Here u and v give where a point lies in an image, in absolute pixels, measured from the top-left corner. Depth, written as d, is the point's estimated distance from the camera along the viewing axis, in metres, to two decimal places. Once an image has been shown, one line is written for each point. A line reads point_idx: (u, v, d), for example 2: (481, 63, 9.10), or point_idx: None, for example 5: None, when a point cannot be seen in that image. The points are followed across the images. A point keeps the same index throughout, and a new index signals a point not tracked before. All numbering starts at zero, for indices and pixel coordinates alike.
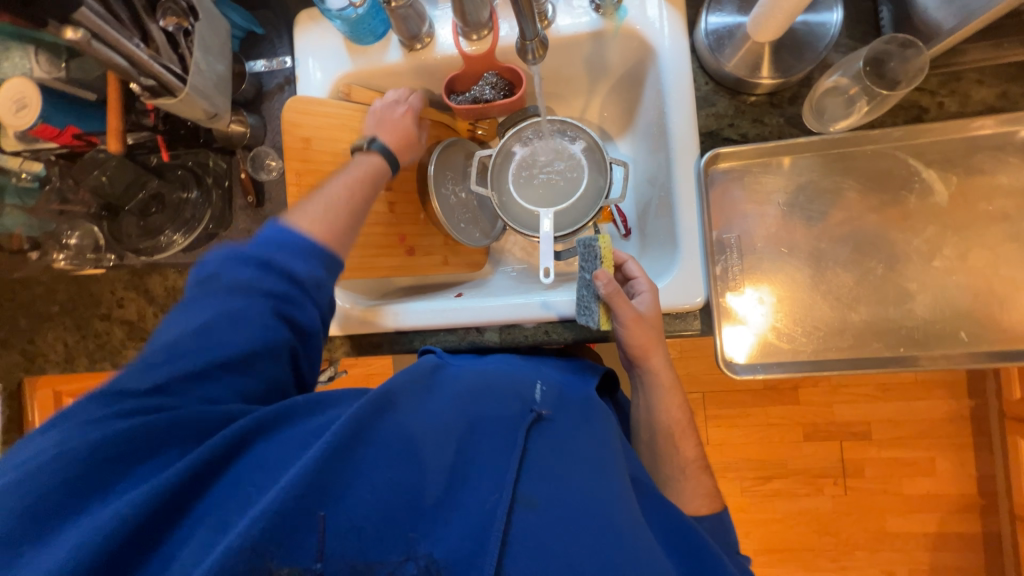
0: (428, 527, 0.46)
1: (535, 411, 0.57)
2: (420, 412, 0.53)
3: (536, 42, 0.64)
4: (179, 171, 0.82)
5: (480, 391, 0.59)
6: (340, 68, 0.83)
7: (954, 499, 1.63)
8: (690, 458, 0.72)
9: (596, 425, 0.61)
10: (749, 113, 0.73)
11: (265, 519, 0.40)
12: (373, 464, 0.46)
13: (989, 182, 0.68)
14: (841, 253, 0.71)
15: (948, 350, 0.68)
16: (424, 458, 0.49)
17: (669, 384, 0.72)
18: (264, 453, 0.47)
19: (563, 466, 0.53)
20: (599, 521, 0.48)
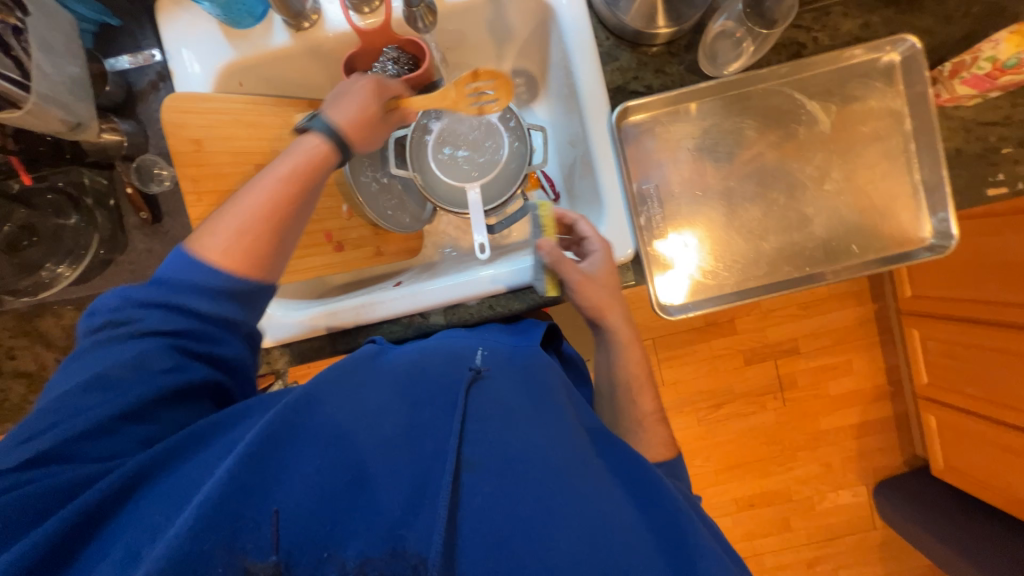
0: (377, 500, 0.46)
1: (473, 371, 0.58)
2: (353, 397, 0.53)
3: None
4: (49, 194, 0.72)
5: (416, 372, 0.59)
6: (221, 57, 0.75)
7: (869, 390, 1.88)
8: (648, 411, 0.74)
9: (537, 378, 0.62)
10: (651, 65, 0.75)
11: (201, 521, 0.40)
12: (307, 459, 0.47)
13: (861, 107, 0.75)
14: (748, 189, 0.76)
15: (845, 263, 0.76)
16: (359, 441, 0.49)
17: (627, 340, 0.74)
18: (183, 474, 0.45)
19: (505, 420, 0.53)
20: (540, 465, 0.49)
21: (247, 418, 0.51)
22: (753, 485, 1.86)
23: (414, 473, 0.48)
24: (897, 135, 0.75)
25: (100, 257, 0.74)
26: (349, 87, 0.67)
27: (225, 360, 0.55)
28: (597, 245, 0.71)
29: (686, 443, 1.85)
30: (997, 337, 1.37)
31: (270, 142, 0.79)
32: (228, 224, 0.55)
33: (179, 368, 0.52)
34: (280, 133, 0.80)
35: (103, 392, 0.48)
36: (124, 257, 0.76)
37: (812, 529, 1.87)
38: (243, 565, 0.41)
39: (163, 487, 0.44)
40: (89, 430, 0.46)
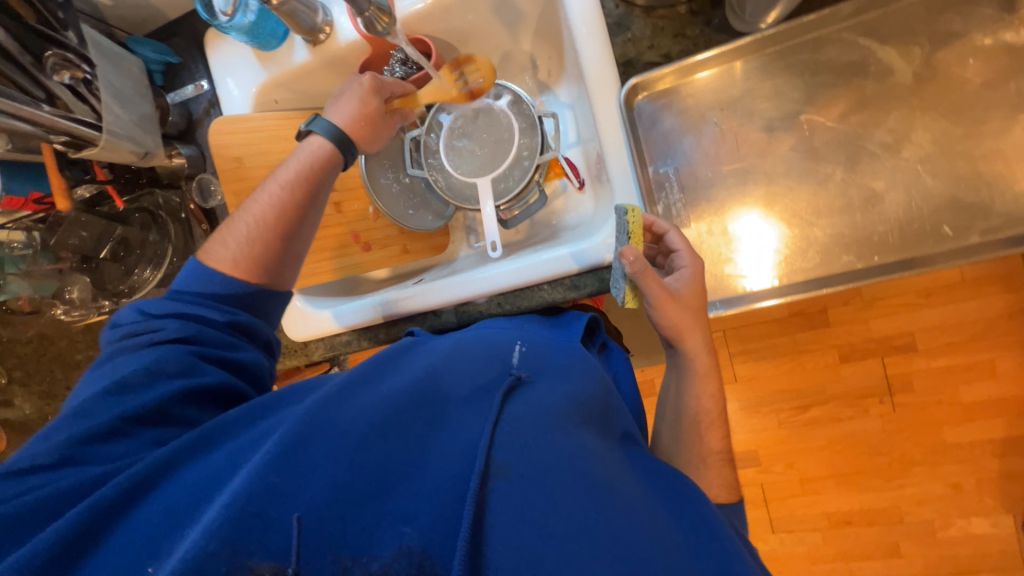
0: (401, 509, 0.39)
1: (513, 375, 0.51)
2: (378, 390, 0.48)
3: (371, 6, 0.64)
4: (138, 214, 0.87)
5: (449, 365, 0.53)
6: (255, 80, 0.83)
7: (1020, 399, 1.49)
8: (714, 450, 0.66)
9: (577, 385, 0.55)
10: (669, 29, 0.65)
11: (225, 517, 0.37)
12: (326, 455, 0.41)
13: (963, 46, 0.57)
14: (794, 165, 0.64)
15: (935, 250, 0.60)
16: (391, 440, 0.43)
17: (705, 373, 0.67)
18: (204, 467, 0.42)
19: (545, 427, 0.46)
20: (583, 484, 0.42)
21: (276, 410, 0.47)
22: (850, 500, 1.60)
23: (446, 481, 0.41)
24: (1016, 79, 0.56)
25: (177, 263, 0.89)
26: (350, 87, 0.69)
27: (241, 365, 0.56)
28: (686, 258, 0.63)
29: (764, 447, 1.64)
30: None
31: None
32: (237, 233, 0.61)
33: (197, 371, 0.52)
34: None
35: (120, 397, 0.48)
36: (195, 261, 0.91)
37: (931, 558, 1.56)
38: (249, 565, 0.35)
39: (177, 482, 0.41)
40: (101, 431, 0.45)
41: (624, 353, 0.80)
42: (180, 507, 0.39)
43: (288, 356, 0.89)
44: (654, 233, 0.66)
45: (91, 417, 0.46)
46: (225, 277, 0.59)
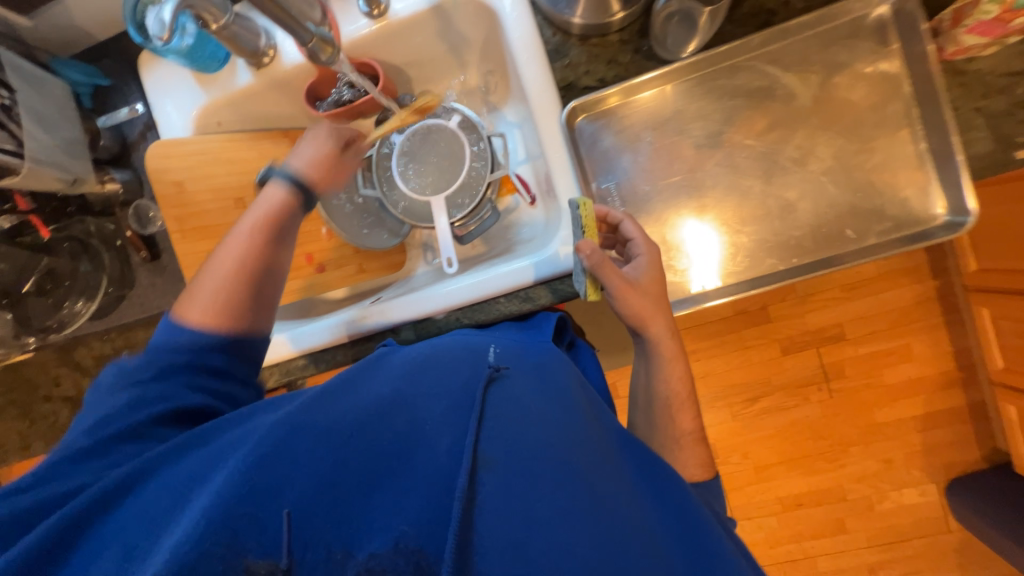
0: (389, 501, 0.41)
1: (491, 368, 0.53)
2: (361, 391, 0.49)
3: (315, 42, 0.64)
4: (67, 243, 0.82)
5: (428, 361, 0.54)
6: (195, 103, 0.81)
7: (935, 378, 1.67)
8: (687, 430, 0.68)
9: (552, 376, 0.58)
10: (602, 56, 0.71)
11: (211, 520, 0.37)
12: (313, 456, 0.42)
13: (851, 74, 0.66)
14: (720, 179, 0.70)
15: (842, 251, 0.68)
16: (373, 437, 0.44)
17: (671, 358, 0.68)
18: (181, 473, 0.42)
19: (523, 415, 0.49)
20: (561, 464, 0.46)
21: (252, 418, 0.47)
22: (801, 482, 1.72)
23: (432, 473, 0.43)
24: (895, 101, 0.65)
25: (112, 294, 0.84)
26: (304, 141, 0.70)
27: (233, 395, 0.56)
28: (642, 246, 0.67)
29: (721, 439, 1.73)
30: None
31: (247, 175, 0.85)
32: (202, 288, 0.59)
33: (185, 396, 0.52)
34: (257, 165, 0.86)
35: (104, 422, 0.47)
36: (133, 292, 0.85)
37: (872, 530, 1.70)
38: (242, 565, 0.37)
39: (156, 485, 0.41)
40: (83, 452, 0.44)
41: (590, 349, 0.84)
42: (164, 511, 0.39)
43: None
44: (610, 228, 0.72)
45: (77, 440, 0.46)
46: (196, 331, 0.56)
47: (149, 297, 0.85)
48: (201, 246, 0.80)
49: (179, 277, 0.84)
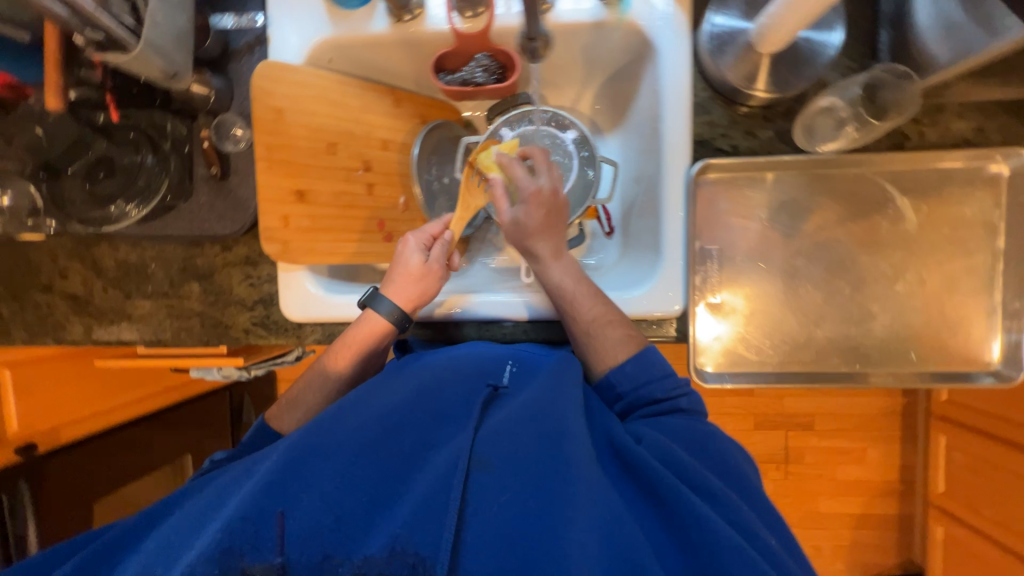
0: (390, 516, 0.54)
1: (491, 389, 0.65)
2: (370, 411, 0.62)
3: (539, 41, 0.72)
4: (131, 133, 0.74)
5: (437, 382, 0.65)
6: (318, 32, 0.77)
7: (877, 484, 1.80)
8: (618, 353, 0.71)
9: (564, 383, 0.64)
10: (742, 125, 0.73)
11: (241, 515, 0.53)
12: (329, 473, 0.56)
13: (956, 214, 0.71)
14: (814, 272, 0.73)
15: (900, 369, 0.73)
16: (378, 450, 0.58)
17: (569, 294, 0.72)
18: (241, 474, 0.62)
19: (512, 430, 0.58)
20: (547, 469, 0.55)
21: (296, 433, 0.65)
22: None
23: (424, 492, 0.54)
24: (986, 250, 0.70)
25: (165, 202, 0.76)
26: (402, 264, 0.74)
27: None
28: (524, 186, 0.71)
29: None
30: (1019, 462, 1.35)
31: (346, 123, 0.81)
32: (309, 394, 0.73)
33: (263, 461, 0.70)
34: (358, 115, 0.82)
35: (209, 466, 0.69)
36: (186, 205, 0.79)
37: None
38: (243, 563, 0.52)
39: (209, 493, 0.61)
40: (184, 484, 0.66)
41: None
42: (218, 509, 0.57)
43: (279, 333, 0.81)
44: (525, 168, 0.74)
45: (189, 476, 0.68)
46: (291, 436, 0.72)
47: (203, 215, 0.79)
48: (281, 181, 0.74)
49: (245, 206, 0.78)
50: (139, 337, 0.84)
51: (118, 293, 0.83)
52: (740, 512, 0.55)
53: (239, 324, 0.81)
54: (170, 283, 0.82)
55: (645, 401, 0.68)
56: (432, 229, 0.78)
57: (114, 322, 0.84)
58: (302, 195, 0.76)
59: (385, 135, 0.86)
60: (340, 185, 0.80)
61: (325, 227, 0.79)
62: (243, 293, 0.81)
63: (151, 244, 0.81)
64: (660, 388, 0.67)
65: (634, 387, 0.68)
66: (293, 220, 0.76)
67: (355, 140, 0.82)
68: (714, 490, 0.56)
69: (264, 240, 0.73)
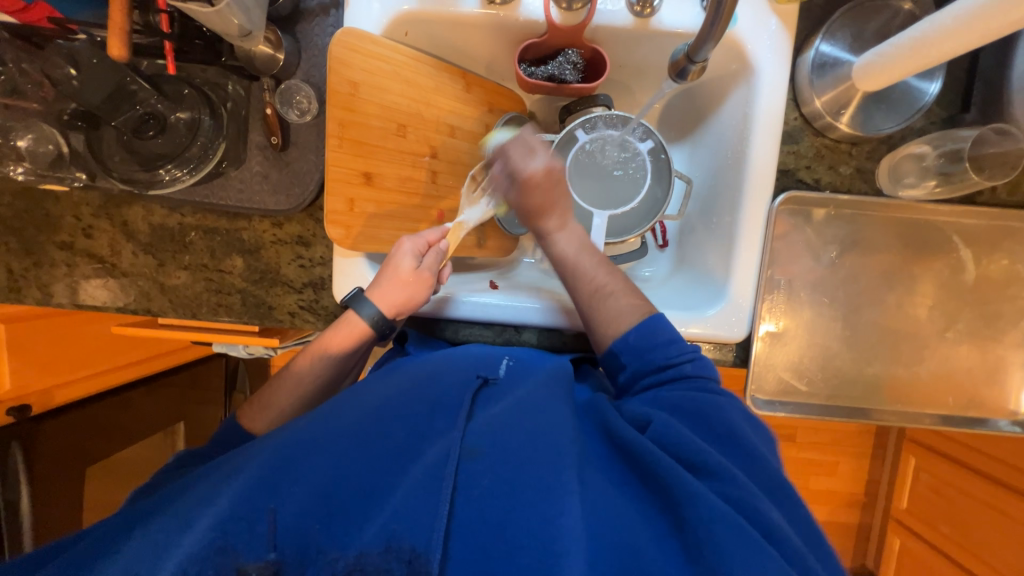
0: (375, 511, 0.48)
1: (480, 378, 0.63)
2: (361, 404, 0.59)
3: (698, 65, 0.63)
4: (186, 89, 0.68)
5: (426, 375, 0.63)
6: (401, 3, 0.71)
7: (845, 495, 1.88)
8: (629, 314, 0.66)
9: (552, 380, 0.63)
10: (827, 159, 0.73)
11: (220, 516, 0.47)
12: (312, 464, 0.51)
13: (1013, 271, 0.74)
14: (873, 312, 0.76)
15: (938, 411, 0.76)
16: (368, 441, 0.54)
17: (573, 262, 0.71)
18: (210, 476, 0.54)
19: (505, 419, 0.55)
20: (540, 456, 0.51)
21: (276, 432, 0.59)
22: None
23: (414, 479, 0.50)
24: None
25: (217, 168, 0.71)
26: (392, 267, 0.68)
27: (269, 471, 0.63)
28: (522, 169, 0.71)
29: None
30: (980, 487, 1.48)
31: (417, 104, 0.75)
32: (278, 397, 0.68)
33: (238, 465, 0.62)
34: (430, 97, 0.77)
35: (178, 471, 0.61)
36: (236, 173, 0.73)
37: None
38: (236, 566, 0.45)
39: (176, 495, 0.53)
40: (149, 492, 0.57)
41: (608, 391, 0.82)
42: (187, 506, 0.50)
43: (326, 320, 0.77)
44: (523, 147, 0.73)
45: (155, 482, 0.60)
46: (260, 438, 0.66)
47: (255, 187, 0.73)
48: (350, 162, 0.70)
49: (304, 182, 0.73)
50: (170, 310, 0.77)
51: (149, 259, 0.76)
52: (736, 485, 0.49)
53: (284, 306, 0.77)
54: (211, 255, 0.76)
55: (649, 368, 0.63)
56: (428, 234, 0.72)
57: (142, 290, 0.77)
58: (369, 178, 0.72)
59: (453, 120, 0.81)
60: (406, 170, 0.76)
61: (388, 214, 0.75)
62: (292, 274, 0.76)
63: (192, 210, 0.75)
64: (664, 355, 0.63)
65: (639, 356, 0.64)
66: (359, 205, 0.71)
67: (425, 124, 0.77)
68: (709, 465, 0.51)
69: (328, 223, 0.70)
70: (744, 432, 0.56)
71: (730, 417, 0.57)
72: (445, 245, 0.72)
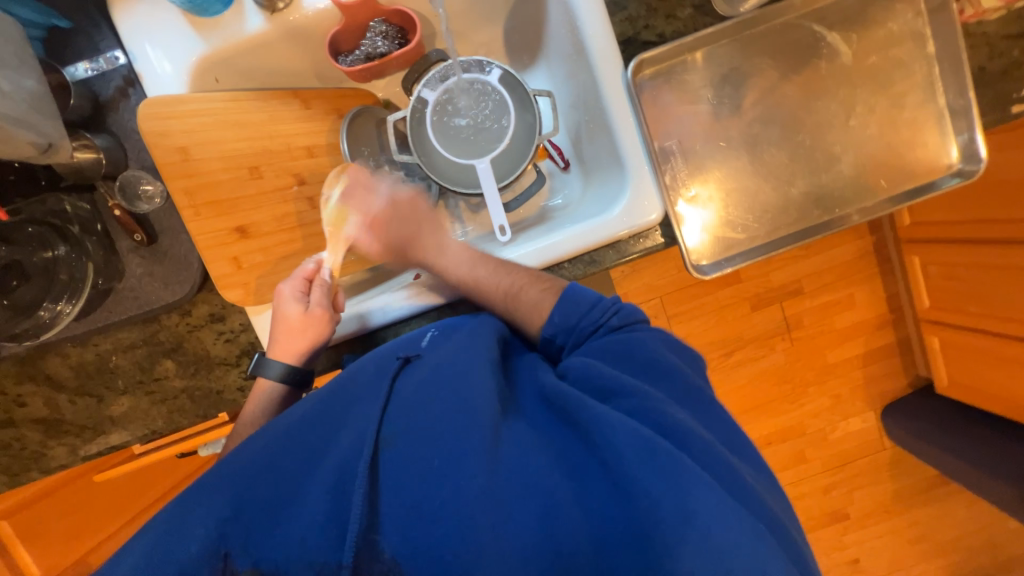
0: (289, 525, 0.46)
1: (402, 359, 0.60)
2: (273, 427, 0.54)
3: None
4: (31, 227, 0.67)
5: (342, 377, 0.59)
6: (192, 53, 0.69)
7: (874, 320, 1.79)
8: (539, 301, 0.66)
9: (471, 339, 0.61)
10: (661, 10, 0.70)
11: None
12: (218, 501, 0.46)
13: (885, 33, 0.72)
14: (773, 134, 0.74)
15: (876, 200, 0.75)
16: (283, 462, 0.50)
17: (469, 277, 0.71)
18: None
19: (425, 396, 0.53)
20: (458, 422, 0.49)
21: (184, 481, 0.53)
22: (770, 423, 1.78)
23: (330, 486, 0.47)
24: (920, 61, 0.72)
25: (99, 288, 0.69)
26: (278, 316, 0.68)
27: None
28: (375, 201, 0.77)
29: None
30: None
31: (261, 141, 0.73)
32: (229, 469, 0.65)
33: None
34: (269, 129, 0.74)
35: None
36: (124, 284, 0.71)
37: (828, 457, 1.80)
38: None
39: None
40: None
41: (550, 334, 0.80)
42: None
43: None
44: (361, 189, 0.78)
45: None
46: None
47: (147, 288, 0.71)
48: (217, 223, 0.69)
49: (188, 263, 0.71)
50: (131, 436, 0.77)
51: (88, 400, 0.76)
52: (640, 398, 0.51)
53: (230, 385, 0.76)
54: (141, 369, 0.75)
55: (582, 338, 0.63)
56: (302, 271, 0.71)
57: (96, 430, 0.77)
58: (245, 231, 0.71)
59: (307, 141, 0.78)
60: (280, 208, 0.74)
61: (281, 255, 0.74)
62: (221, 352, 0.75)
63: (101, 337, 0.74)
64: (589, 321, 0.62)
65: (569, 331, 0.63)
66: (246, 259, 0.71)
67: (278, 156, 0.75)
68: (620, 387, 0.52)
69: (224, 289, 0.69)
70: (664, 355, 0.57)
71: (651, 347, 0.58)
72: (327, 273, 0.71)
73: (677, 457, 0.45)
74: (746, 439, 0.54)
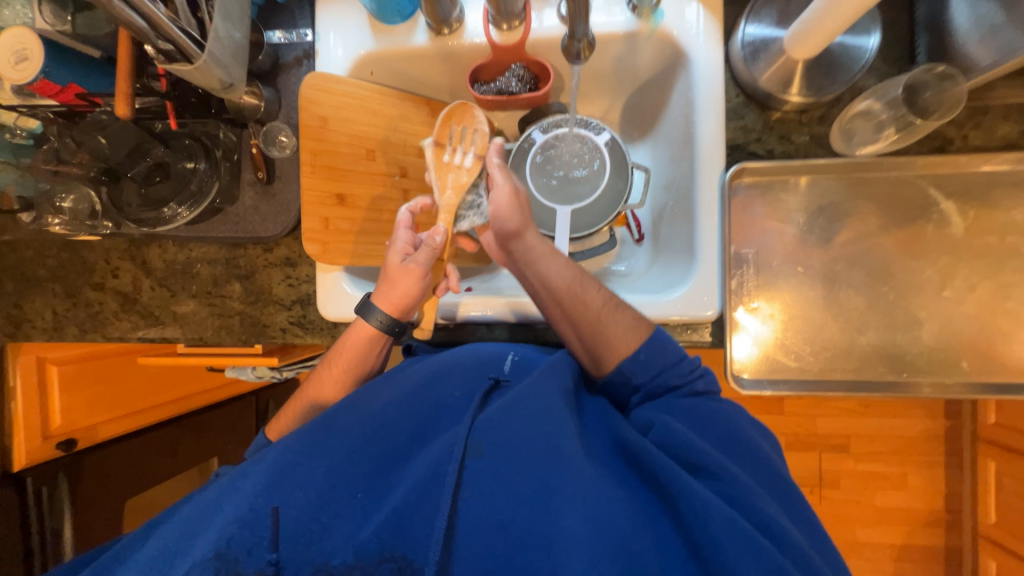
0: (381, 510, 0.48)
1: (492, 379, 0.60)
2: (368, 408, 0.56)
3: (583, 42, 0.71)
4: (187, 141, 0.80)
5: (436, 374, 0.61)
6: (362, 46, 0.81)
7: (924, 513, 1.57)
8: (626, 332, 0.62)
9: (560, 373, 0.60)
10: (778, 130, 0.74)
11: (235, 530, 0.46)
12: (319, 469, 0.50)
13: (1005, 219, 0.69)
14: (855, 277, 0.72)
15: (950, 379, 0.70)
16: (377, 449, 0.52)
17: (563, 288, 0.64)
18: (214, 495, 0.53)
19: (517, 420, 0.53)
20: (548, 458, 0.49)
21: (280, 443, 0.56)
22: None
23: (420, 479, 0.49)
24: None
25: (214, 205, 0.81)
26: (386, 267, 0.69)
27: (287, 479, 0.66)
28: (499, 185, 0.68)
29: None
30: None
31: (385, 131, 0.83)
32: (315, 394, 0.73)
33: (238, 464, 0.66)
34: (395, 123, 0.84)
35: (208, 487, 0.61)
36: (232, 208, 0.83)
37: None
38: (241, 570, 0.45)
39: (201, 500, 0.53)
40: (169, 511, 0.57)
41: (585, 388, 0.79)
42: (208, 510, 0.50)
43: (314, 332, 0.83)
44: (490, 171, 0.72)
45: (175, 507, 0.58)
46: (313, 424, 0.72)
47: (248, 218, 0.82)
48: (322, 185, 0.78)
49: (289, 208, 0.82)
50: (181, 335, 0.86)
51: (164, 291, 0.86)
52: (731, 484, 0.49)
53: (276, 323, 0.84)
54: (214, 283, 0.85)
55: (662, 389, 0.61)
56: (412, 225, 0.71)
57: (159, 319, 0.86)
58: (341, 199, 0.80)
59: (421, 142, 0.88)
60: (377, 190, 0.83)
61: (361, 229, 0.82)
62: (282, 293, 0.84)
63: (195, 245, 0.85)
64: (670, 378, 0.61)
65: (648, 380, 0.61)
66: (334, 223, 0.79)
67: (394, 148, 0.84)
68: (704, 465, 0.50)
69: (306, 241, 0.77)
70: (744, 443, 0.56)
71: (735, 425, 0.57)
72: (439, 230, 0.69)
73: (780, 560, 0.42)
74: (822, 539, 0.52)
